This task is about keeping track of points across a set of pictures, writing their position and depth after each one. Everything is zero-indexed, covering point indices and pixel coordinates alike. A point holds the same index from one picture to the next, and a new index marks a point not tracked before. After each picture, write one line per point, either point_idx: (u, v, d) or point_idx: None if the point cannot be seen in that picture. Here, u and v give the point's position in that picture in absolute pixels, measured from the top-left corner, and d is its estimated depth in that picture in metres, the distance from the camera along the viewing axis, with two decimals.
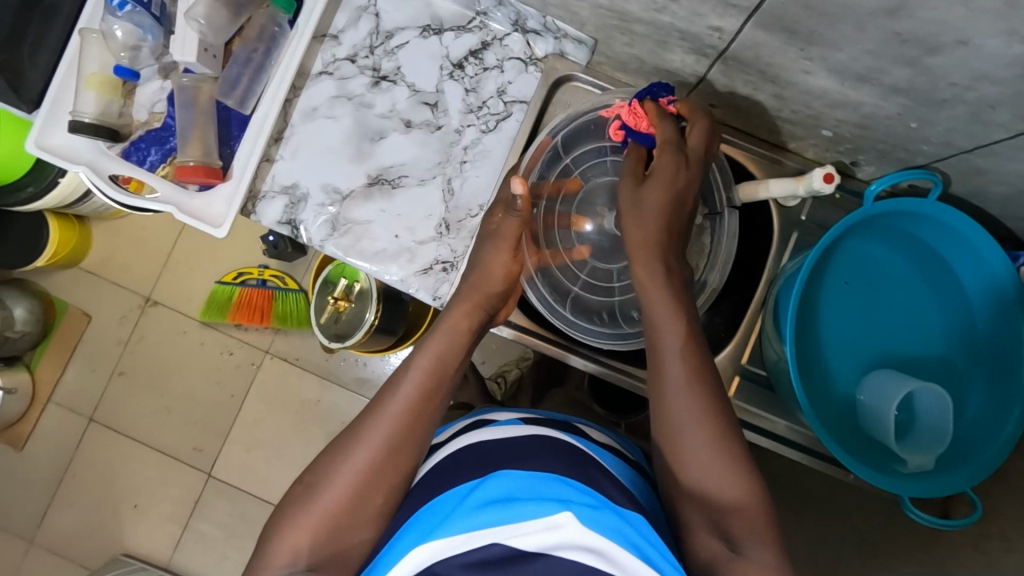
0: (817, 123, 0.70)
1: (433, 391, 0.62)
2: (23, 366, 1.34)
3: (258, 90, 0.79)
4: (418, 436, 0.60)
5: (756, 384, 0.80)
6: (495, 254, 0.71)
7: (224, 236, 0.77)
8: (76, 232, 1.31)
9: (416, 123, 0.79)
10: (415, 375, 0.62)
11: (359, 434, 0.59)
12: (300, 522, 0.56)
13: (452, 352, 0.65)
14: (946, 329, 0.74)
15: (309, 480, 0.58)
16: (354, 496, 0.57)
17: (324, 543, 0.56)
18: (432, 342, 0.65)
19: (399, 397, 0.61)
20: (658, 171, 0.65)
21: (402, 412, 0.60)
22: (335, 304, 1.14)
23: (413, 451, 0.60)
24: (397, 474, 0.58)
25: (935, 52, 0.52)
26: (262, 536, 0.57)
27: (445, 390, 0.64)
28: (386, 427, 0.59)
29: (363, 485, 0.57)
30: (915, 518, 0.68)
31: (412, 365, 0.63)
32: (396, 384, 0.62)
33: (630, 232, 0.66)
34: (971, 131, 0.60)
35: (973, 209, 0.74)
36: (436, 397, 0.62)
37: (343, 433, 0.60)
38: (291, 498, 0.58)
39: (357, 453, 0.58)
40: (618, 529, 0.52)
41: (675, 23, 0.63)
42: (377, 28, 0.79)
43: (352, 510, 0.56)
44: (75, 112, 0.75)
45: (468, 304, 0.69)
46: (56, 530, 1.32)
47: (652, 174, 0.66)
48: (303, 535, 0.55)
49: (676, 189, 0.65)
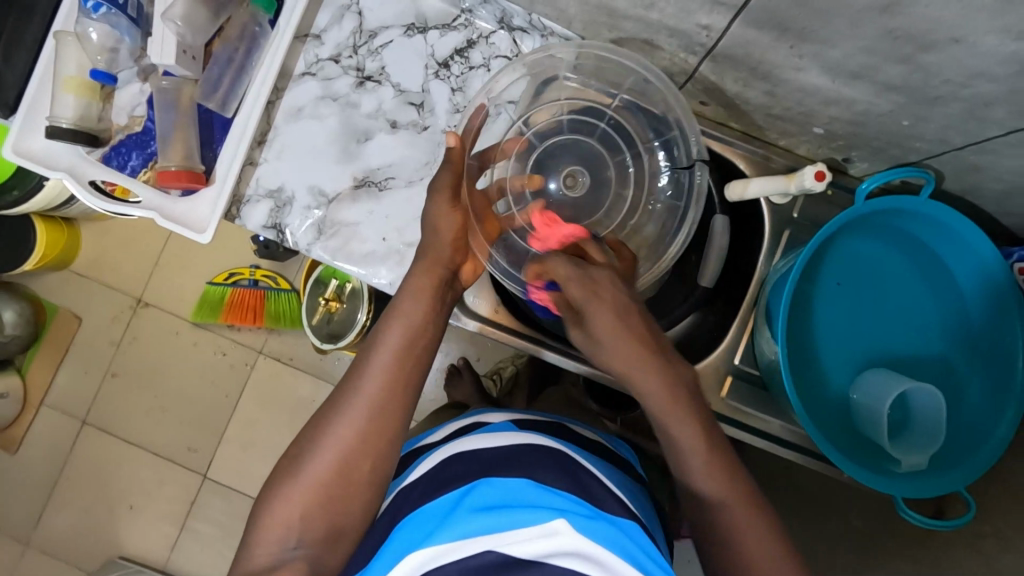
0: (810, 120, 0.69)
1: (408, 352, 0.61)
2: (14, 369, 1.33)
3: (240, 91, 0.77)
4: (403, 398, 0.60)
5: (749, 384, 0.79)
6: (435, 209, 0.67)
7: (207, 242, 0.76)
8: (65, 234, 1.30)
9: (403, 124, 0.78)
10: (389, 339, 0.61)
11: (338, 402, 0.59)
12: (289, 495, 0.55)
13: (425, 314, 0.63)
14: (941, 328, 0.74)
15: (292, 453, 0.58)
16: (336, 469, 0.56)
17: (315, 516, 0.55)
18: (401, 304, 0.63)
19: (374, 361, 0.60)
20: (581, 302, 0.62)
21: (377, 377, 0.59)
22: (327, 305, 1.12)
23: (391, 414, 0.59)
24: (378, 440, 0.58)
25: (929, 49, 0.51)
26: (252, 514, 0.57)
27: (421, 354, 0.62)
28: (361, 394, 0.59)
29: (344, 455, 0.57)
30: (908, 518, 0.68)
31: (388, 327, 0.62)
32: (372, 348, 0.61)
33: (615, 356, 0.62)
34: (965, 128, 0.59)
35: (968, 205, 0.73)
36: (412, 358, 0.61)
37: (324, 404, 0.60)
38: (279, 470, 0.58)
39: (337, 424, 0.58)
40: (609, 535, 0.51)
41: (664, 20, 0.62)
42: (360, 27, 0.77)
43: (335, 482, 0.56)
44: (53, 117, 0.73)
45: (427, 262, 0.66)
46: (51, 533, 1.31)
47: (583, 308, 0.62)
48: (295, 508, 0.55)
49: (611, 297, 0.62)
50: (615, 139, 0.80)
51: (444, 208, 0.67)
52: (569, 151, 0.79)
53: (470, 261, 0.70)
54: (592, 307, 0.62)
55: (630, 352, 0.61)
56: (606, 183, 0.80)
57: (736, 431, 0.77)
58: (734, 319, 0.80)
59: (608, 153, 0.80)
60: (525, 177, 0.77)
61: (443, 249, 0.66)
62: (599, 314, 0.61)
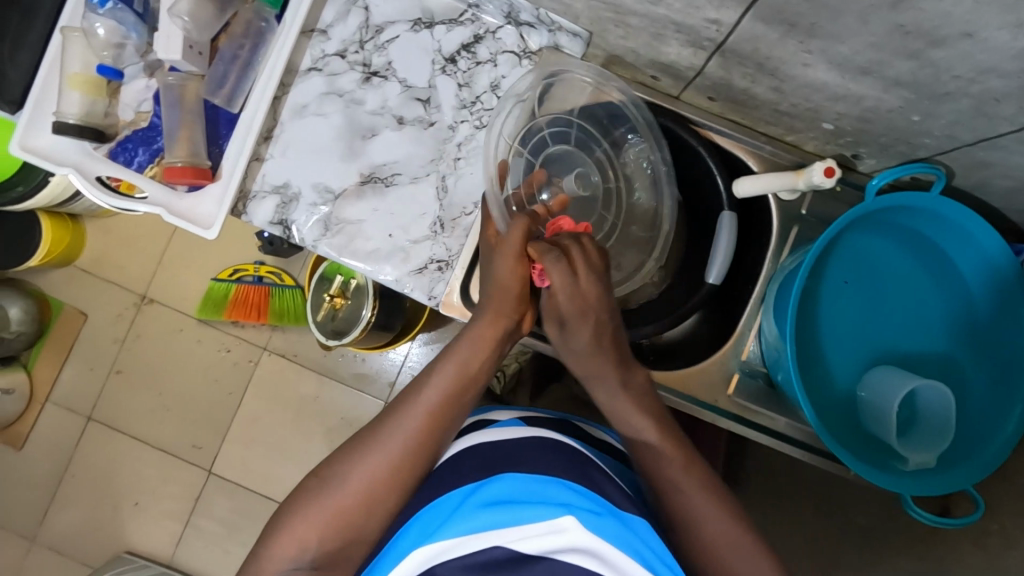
0: (818, 116, 0.68)
1: (457, 398, 0.62)
2: (20, 366, 1.33)
3: (246, 88, 0.77)
4: (442, 442, 0.60)
5: (756, 381, 0.79)
6: (503, 264, 0.65)
7: (214, 238, 0.75)
8: (69, 230, 1.30)
9: (409, 120, 0.77)
10: (438, 381, 0.62)
11: (381, 432, 0.59)
12: (311, 514, 0.55)
13: (477, 358, 0.64)
14: (947, 324, 0.73)
15: (321, 473, 0.57)
16: (364, 498, 0.56)
17: (335, 537, 0.55)
18: (458, 349, 0.64)
19: (421, 401, 0.61)
20: (570, 319, 0.66)
21: (421, 418, 0.60)
22: (332, 301, 1.13)
23: (430, 457, 0.59)
24: (411, 476, 0.57)
25: (939, 45, 0.50)
26: (270, 525, 0.56)
27: (465, 402, 0.63)
28: (405, 430, 0.59)
29: (374, 484, 0.56)
30: (916, 515, 0.68)
31: (437, 371, 0.63)
32: (420, 388, 0.62)
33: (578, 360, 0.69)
34: (975, 124, 0.59)
35: (977, 201, 0.72)
36: (458, 403, 0.62)
37: (363, 431, 0.60)
38: (303, 489, 0.57)
39: (374, 454, 0.57)
40: (619, 533, 0.51)
41: (671, 15, 0.62)
42: (366, 22, 0.77)
43: (361, 512, 0.55)
44: (59, 112, 0.73)
45: (493, 307, 0.66)
46: (56, 529, 1.32)
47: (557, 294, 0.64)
48: (314, 528, 0.54)
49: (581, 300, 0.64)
50: (587, 140, 0.80)
51: (509, 260, 0.65)
52: (558, 160, 0.79)
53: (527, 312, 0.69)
54: (574, 325, 0.66)
55: (592, 366, 0.67)
56: (592, 187, 0.80)
57: (743, 429, 0.77)
58: (740, 317, 0.80)
59: (584, 152, 0.80)
60: (528, 182, 0.75)
61: (509, 293, 0.66)
62: (580, 334, 0.66)
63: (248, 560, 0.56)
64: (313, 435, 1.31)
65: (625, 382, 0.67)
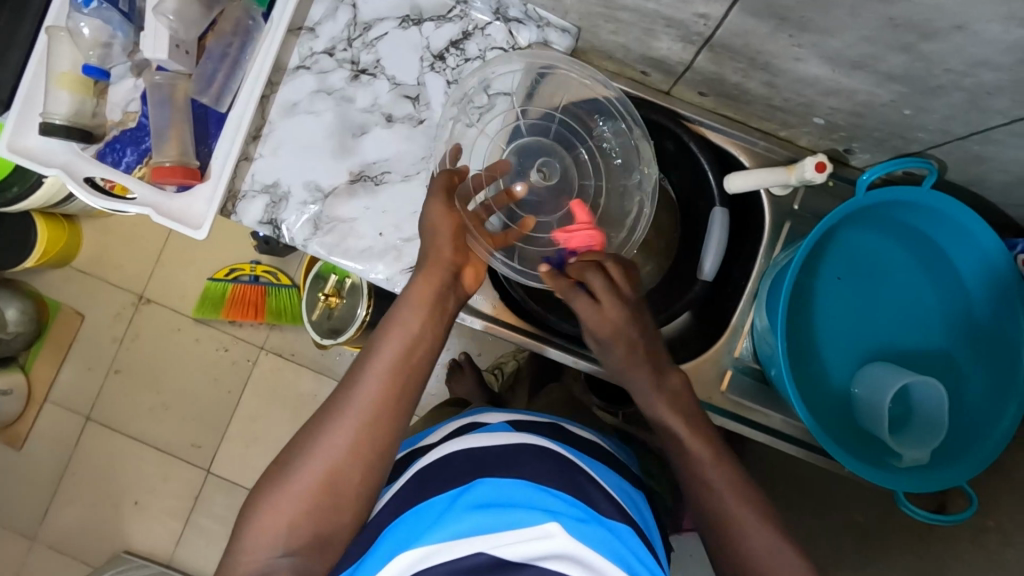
0: (810, 111, 0.68)
1: (405, 362, 0.60)
2: (19, 367, 1.33)
3: (235, 86, 0.77)
4: (395, 410, 0.58)
5: (750, 378, 0.78)
6: (431, 205, 0.65)
7: (203, 238, 0.76)
8: (65, 231, 1.30)
9: (398, 117, 0.77)
10: (383, 351, 0.60)
11: (331, 411, 0.58)
12: (276, 502, 0.55)
13: (424, 322, 0.62)
14: (943, 320, 0.73)
15: (281, 460, 0.57)
16: (325, 481, 0.55)
17: (304, 524, 0.54)
18: (397, 314, 0.62)
19: (367, 374, 0.59)
20: (606, 340, 0.65)
21: (368, 390, 0.58)
22: (327, 300, 1.12)
23: (387, 428, 0.58)
24: (370, 454, 0.57)
25: (931, 38, 0.50)
26: (240, 518, 0.56)
27: (417, 367, 0.61)
28: (353, 404, 0.57)
29: (334, 466, 0.55)
30: (909, 512, 0.68)
31: (382, 340, 0.60)
32: (366, 359, 0.60)
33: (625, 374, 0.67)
34: (969, 118, 0.58)
35: (971, 196, 0.72)
36: (407, 368, 0.60)
37: (318, 413, 0.59)
38: (267, 479, 0.57)
39: (327, 434, 0.56)
40: (604, 539, 0.51)
41: (661, 10, 0.61)
42: (355, 19, 0.76)
43: (328, 494, 0.55)
44: (47, 113, 0.73)
45: (428, 266, 0.64)
46: (57, 529, 1.32)
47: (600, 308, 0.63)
48: (280, 516, 0.54)
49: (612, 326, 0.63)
50: (567, 137, 0.79)
51: (440, 208, 0.65)
52: (532, 152, 0.77)
53: (471, 263, 0.67)
54: (612, 345, 0.65)
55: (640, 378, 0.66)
56: (568, 177, 0.78)
57: (737, 426, 0.77)
58: (733, 313, 0.79)
59: (564, 148, 0.79)
60: (503, 192, 0.73)
61: (442, 251, 0.64)
62: (618, 353, 0.65)
63: (225, 557, 0.56)
64: None
65: (660, 386, 0.66)
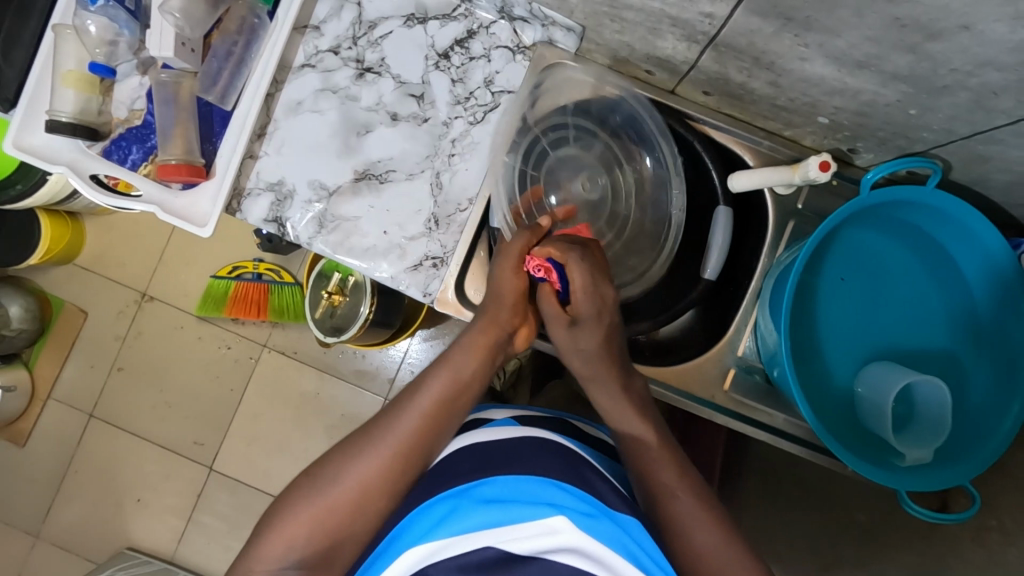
0: (814, 110, 0.68)
1: (454, 401, 0.62)
2: (22, 363, 1.33)
3: (240, 85, 0.77)
4: (436, 445, 0.60)
5: (753, 377, 0.78)
6: (504, 276, 0.67)
7: (209, 236, 0.75)
8: (69, 228, 1.30)
9: (403, 116, 0.77)
10: (436, 385, 0.62)
11: (375, 432, 0.59)
12: (298, 516, 0.55)
13: (475, 367, 0.64)
14: (947, 319, 0.73)
15: (315, 472, 0.57)
16: (355, 498, 0.55)
17: (323, 538, 0.54)
18: (456, 356, 0.64)
19: (414, 405, 0.60)
20: (583, 318, 0.65)
21: (419, 419, 0.59)
22: (330, 298, 1.12)
23: (427, 459, 0.59)
24: (403, 481, 0.57)
25: (936, 38, 0.50)
26: (259, 525, 0.56)
27: (461, 409, 0.62)
28: (401, 428, 0.59)
29: (363, 487, 0.56)
30: (913, 512, 0.68)
31: (432, 377, 0.62)
32: (415, 392, 0.61)
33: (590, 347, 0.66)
34: (972, 117, 0.58)
35: (975, 195, 0.72)
36: (455, 408, 0.62)
37: (355, 434, 0.60)
38: (292, 492, 0.57)
39: (369, 454, 0.57)
40: (612, 533, 0.51)
41: (667, 10, 0.61)
42: (360, 18, 0.77)
43: (356, 509, 0.55)
44: (53, 110, 0.73)
45: (485, 320, 0.66)
46: (60, 526, 1.32)
47: (578, 321, 0.66)
48: (300, 529, 0.54)
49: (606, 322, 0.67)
50: (613, 156, 0.80)
51: (511, 273, 0.66)
52: (569, 164, 0.79)
53: (525, 325, 0.70)
54: (584, 323, 0.66)
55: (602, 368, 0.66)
56: (604, 195, 0.80)
57: (740, 425, 0.77)
58: (738, 311, 0.79)
59: (586, 150, 0.80)
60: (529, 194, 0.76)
61: (500, 313, 0.67)
62: (588, 331, 0.66)
63: (238, 559, 0.56)
64: (314, 431, 1.32)
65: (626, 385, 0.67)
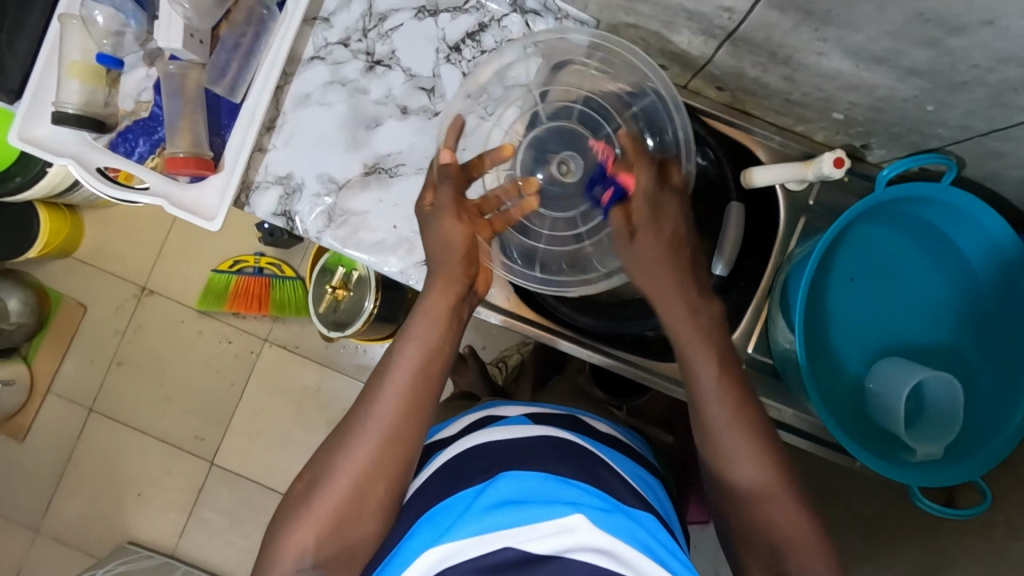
0: (829, 105, 0.68)
1: (422, 372, 0.59)
2: (20, 358, 1.32)
3: (248, 77, 0.76)
4: (414, 420, 0.58)
5: (763, 373, 0.79)
6: (444, 224, 0.63)
7: (218, 229, 0.74)
8: (68, 221, 1.29)
9: (413, 109, 0.76)
10: (402, 362, 0.59)
11: (352, 428, 0.57)
12: (305, 517, 0.55)
13: (439, 331, 0.61)
14: (956, 315, 0.73)
15: (307, 478, 0.57)
16: (355, 492, 0.55)
17: (331, 539, 0.55)
18: (416, 329, 0.61)
19: (387, 386, 0.58)
20: (642, 225, 0.61)
21: (390, 403, 0.58)
22: (334, 292, 1.11)
23: (408, 439, 0.58)
24: (394, 464, 0.56)
25: (958, 33, 0.49)
26: (268, 535, 0.57)
27: (435, 373, 0.60)
28: (375, 419, 0.57)
29: (359, 477, 0.55)
30: (923, 505, 0.66)
31: (398, 351, 0.60)
32: (384, 373, 0.59)
33: (642, 247, 0.61)
34: (990, 114, 0.58)
35: (986, 191, 0.72)
36: (426, 377, 0.59)
37: (337, 432, 0.59)
38: (293, 496, 0.57)
39: (350, 449, 0.56)
40: (630, 531, 0.51)
41: (683, 3, 0.60)
42: (370, 10, 0.76)
43: (353, 505, 0.55)
44: (59, 102, 0.72)
45: (442, 281, 0.62)
46: (61, 521, 1.32)
47: (639, 229, 0.61)
48: (309, 532, 0.54)
49: (668, 236, 0.61)
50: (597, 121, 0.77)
51: (451, 223, 0.63)
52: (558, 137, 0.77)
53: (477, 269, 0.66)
54: (648, 231, 0.61)
55: (667, 279, 0.60)
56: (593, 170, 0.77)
57: None
58: (749, 307, 0.79)
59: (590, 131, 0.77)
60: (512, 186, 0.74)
61: (453, 264, 0.63)
62: (652, 243, 0.61)
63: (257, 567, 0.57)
64: (316, 426, 1.31)
65: (696, 309, 0.60)
